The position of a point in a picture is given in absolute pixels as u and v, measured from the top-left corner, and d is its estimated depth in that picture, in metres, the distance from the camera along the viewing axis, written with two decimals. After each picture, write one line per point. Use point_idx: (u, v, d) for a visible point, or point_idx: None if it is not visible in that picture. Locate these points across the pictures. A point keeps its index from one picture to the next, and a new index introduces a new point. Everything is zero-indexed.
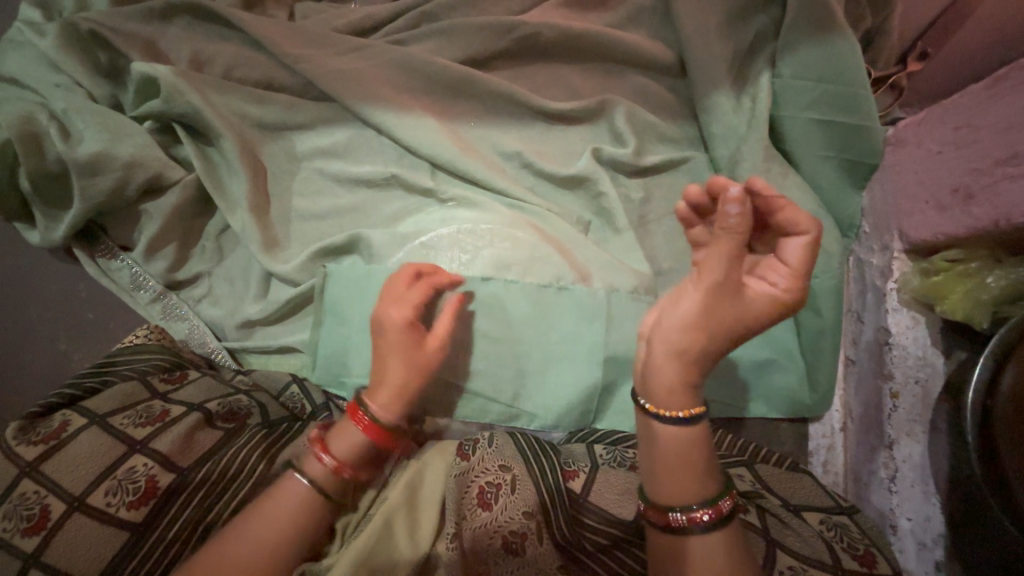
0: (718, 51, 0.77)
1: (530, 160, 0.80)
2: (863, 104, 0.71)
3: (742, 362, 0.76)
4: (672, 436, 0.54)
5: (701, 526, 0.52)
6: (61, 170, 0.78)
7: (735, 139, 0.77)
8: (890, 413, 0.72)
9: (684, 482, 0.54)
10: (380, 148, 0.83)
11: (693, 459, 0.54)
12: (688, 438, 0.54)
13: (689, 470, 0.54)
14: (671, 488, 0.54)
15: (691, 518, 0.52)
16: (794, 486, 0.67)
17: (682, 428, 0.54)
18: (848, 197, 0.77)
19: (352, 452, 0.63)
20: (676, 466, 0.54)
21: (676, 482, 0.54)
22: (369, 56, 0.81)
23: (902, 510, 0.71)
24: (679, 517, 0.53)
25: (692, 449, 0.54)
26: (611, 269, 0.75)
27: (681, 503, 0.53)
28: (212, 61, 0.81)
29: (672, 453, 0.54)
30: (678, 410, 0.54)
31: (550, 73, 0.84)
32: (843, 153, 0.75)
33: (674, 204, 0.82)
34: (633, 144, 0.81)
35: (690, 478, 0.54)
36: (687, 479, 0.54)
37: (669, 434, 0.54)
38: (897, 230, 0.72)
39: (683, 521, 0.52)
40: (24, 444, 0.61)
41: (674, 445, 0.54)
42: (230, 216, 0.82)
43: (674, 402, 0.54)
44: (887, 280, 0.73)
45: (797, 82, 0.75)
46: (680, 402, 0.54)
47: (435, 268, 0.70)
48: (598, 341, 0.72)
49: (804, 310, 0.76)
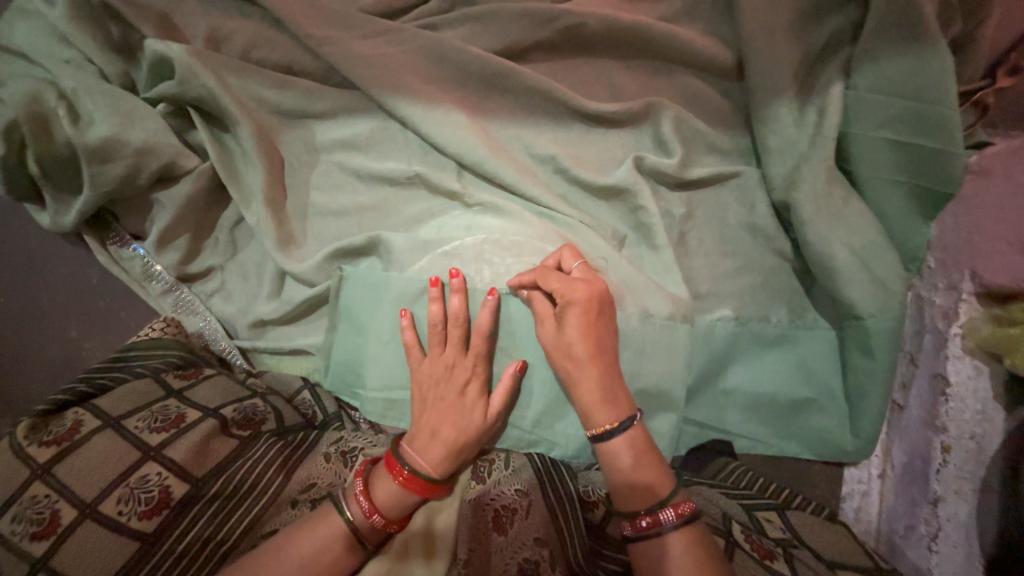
0: (784, 56, 0.68)
1: (565, 166, 0.74)
2: (945, 126, 0.64)
3: (774, 396, 0.73)
4: (617, 447, 0.59)
5: (666, 528, 0.55)
6: (71, 153, 0.75)
7: (793, 155, 0.70)
8: (938, 467, 0.67)
9: (640, 489, 0.58)
10: (404, 143, 0.77)
11: (644, 466, 0.59)
12: (629, 445, 0.59)
13: (642, 477, 0.58)
14: (629, 496, 0.58)
15: (653, 523, 0.56)
16: (827, 539, 0.63)
17: (624, 436, 0.59)
18: (915, 227, 0.70)
19: (393, 503, 0.60)
20: (628, 475, 0.59)
21: (633, 490, 0.58)
22: (399, 41, 0.74)
23: (940, 570, 0.65)
24: (642, 522, 0.57)
25: (641, 456, 0.59)
26: (645, 291, 0.69)
27: (640, 509, 0.57)
28: (229, 40, 0.75)
29: (620, 462, 0.59)
30: (610, 423, 0.60)
31: (593, 69, 0.77)
32: (917, 179, 0.67)
33: (717, 222, 0.76)
34: (679, 155, 0.74)
35: (646, 485, 0.58)
36: (641, 486, 0.58)
37: (610, 446, 0.60)
38: (970, 271, 0.65)
39: (646, 526, 0.56)
40: (36, 445, 0.59)
41: (620, 454, 0.59)
42: (246, 209, 0.79)
43: (602, 415, 0.60)
44: (951, 324, 0.67)
45: (873, 97, 0.67)
46: (606, 415, 0.60)
47: (464, 289, 0.66)
48: (625, 369, 0.68)
49: (857, 351, 0.70)
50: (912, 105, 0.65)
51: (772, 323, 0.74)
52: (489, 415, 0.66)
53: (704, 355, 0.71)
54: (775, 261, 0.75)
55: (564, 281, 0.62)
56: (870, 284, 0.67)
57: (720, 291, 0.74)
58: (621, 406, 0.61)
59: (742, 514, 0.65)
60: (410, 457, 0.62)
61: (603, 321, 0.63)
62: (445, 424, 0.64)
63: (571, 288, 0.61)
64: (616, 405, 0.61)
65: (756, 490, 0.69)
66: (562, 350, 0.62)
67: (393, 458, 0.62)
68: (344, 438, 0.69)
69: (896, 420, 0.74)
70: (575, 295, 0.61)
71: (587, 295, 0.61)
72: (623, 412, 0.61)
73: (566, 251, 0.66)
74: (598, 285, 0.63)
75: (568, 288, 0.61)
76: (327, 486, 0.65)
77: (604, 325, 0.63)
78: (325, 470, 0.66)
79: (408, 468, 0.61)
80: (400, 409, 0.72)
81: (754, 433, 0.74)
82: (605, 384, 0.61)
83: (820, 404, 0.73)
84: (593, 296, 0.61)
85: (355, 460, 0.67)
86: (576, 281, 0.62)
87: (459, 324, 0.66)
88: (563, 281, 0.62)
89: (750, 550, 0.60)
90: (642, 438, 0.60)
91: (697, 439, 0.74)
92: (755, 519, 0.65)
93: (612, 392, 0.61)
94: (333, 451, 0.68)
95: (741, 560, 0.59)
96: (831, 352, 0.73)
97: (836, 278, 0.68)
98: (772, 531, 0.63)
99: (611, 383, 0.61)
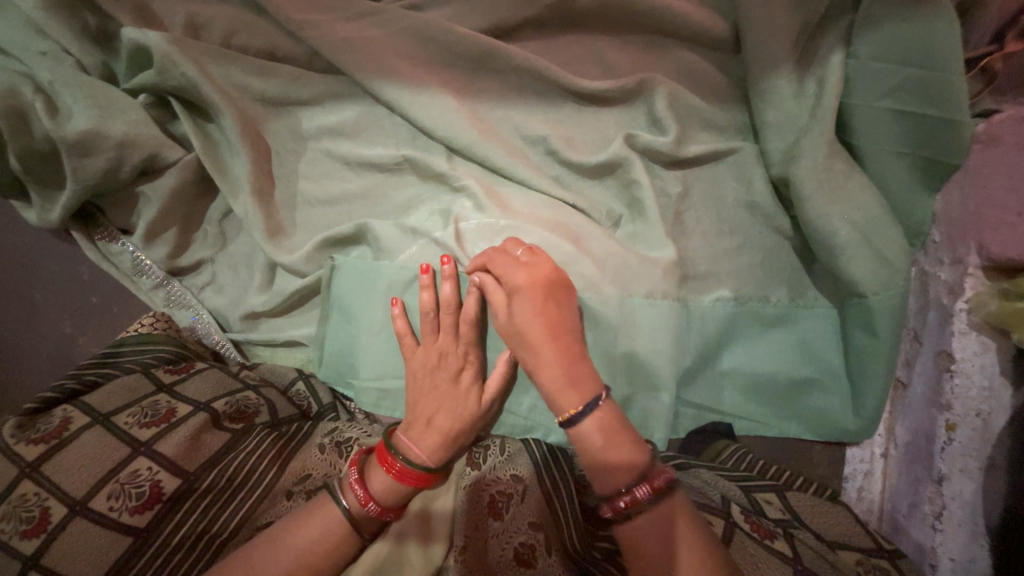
0: (782, 25, 0.66)
1: (556, 147, 0.72)
2: (952, 94, 0.61)
3: (773, 377, 0.72)
4: (584, 430, 0.57)
5: (644, 504, 0.54)
6: (51, 147, 0.74)
7: (792, 130, 0.67)
8: (942, 446, 0.65)
9: (614, 473, 0.56)
10: (391, 128, 0.75)
11: (614, 448, 0.57)
12: (598, 427, 0.57)
13: (615, 458, 0.56)
14: (604, 479, 0.56)
15: (631, 502, 0.54)
16: (826, 519, 0.62)
17: (591, 418, 0.57)
18: (917, 200, 0.68)
19: (388, 497, 0.59)
20: (599, 458, 0.57)
21: (608, 474, 0.56)
22: (384, 22, 0.71)
23: (944, 550, 0.64)
24: (620, 503, 0.55)
25: (612, 438, 0.57)
26: (640, 273, 0.68)
27: (617, 490, 0.55)
28: (209, 27, 0.73)
29: (591, 446, 0.57)
30: (573, 407, 0.57)
31: (583, 46, 0.74)
32: (920, 151, 0.65)
33: (714, 200, 0.74)
34: (675, 132, 0.71)
35: (620, 467, 0.56)
36: (615, 468, 0.56)
37: (578, 429, 0.58)
38: (975, 243, 0.63)
39: (625, 506, 0.55)
40: (24, 443, 0.59)
41: (590, 437, 0.57)
42: (233, 200, 0.77)
43: (566, 399, 0.58)
44: (956, 299, 0.65)
45: (875, 65, 0.64)
46: (570, 401, 0.58)
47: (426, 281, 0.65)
48: (623, 355, 0.67)
49: (858, 329, 0.69)
50: (916, 73, 0.62)
51: (771, 303, 0.72)
52: (484, 401, 0.65)
53: (701, 336, 0.70)
54: (775, 239, 0.74)
55: (507, 269, 0.61)
56: (873, 260, 0.65)
57: (718, 271, 0.72)
58: (586, 389, 0.58)
59: (740, 496, 0.63)
60: (404, 447, 0.61)
61: (558, 303, 0.61)
62: (441, 413, 0.63)
63: (513, 275, 0.61)
64: (580, 388, 0.58)
65: (754, 471, 0.68)
66: (518, 338, 0.60)
67: (386, 450, 0.61)
68: (339, 429, 0.69)
69: (900, 398, 0.73)
70: (517, 280, 0.60)
71: (530, 282, 0.60)
72: (589, 394, 0.58)
73: (510, 241, 0.64)
74: (547, 266, 0.61)
75: (510, 275, 0.61)
76: (323, 476, 0.65)
77: (561, 305, 0.61)
78: (319, 461, 0.66)
79: (401, 460, 0.60)
80: (393, 399, 0.72)
81: (752, 414, 0.73)
82: (565, 369, 0.59)
83: (820, 384, 0.72)
84: (538, 280, 0.60)
85: (349, 450, 0.67)
86: (519, 267, 0.61)
87: (450, 310, 0.65)
88: (507, 269, 0.61)
89: (749, 530, 0.58)
90: (612, 418, 0.57)
91: (695, 420, 0.74)
92: (753, 499, 0.63)
93: (575, 374, 0.58)
94: (327, 442, 0.67)
95: (740, 542, 0.57)
96: (831, 331, 0.72)
97: (836, 255, 0.66)
98: (772, 513, 0.62)
99: (573, 366, 0.59)
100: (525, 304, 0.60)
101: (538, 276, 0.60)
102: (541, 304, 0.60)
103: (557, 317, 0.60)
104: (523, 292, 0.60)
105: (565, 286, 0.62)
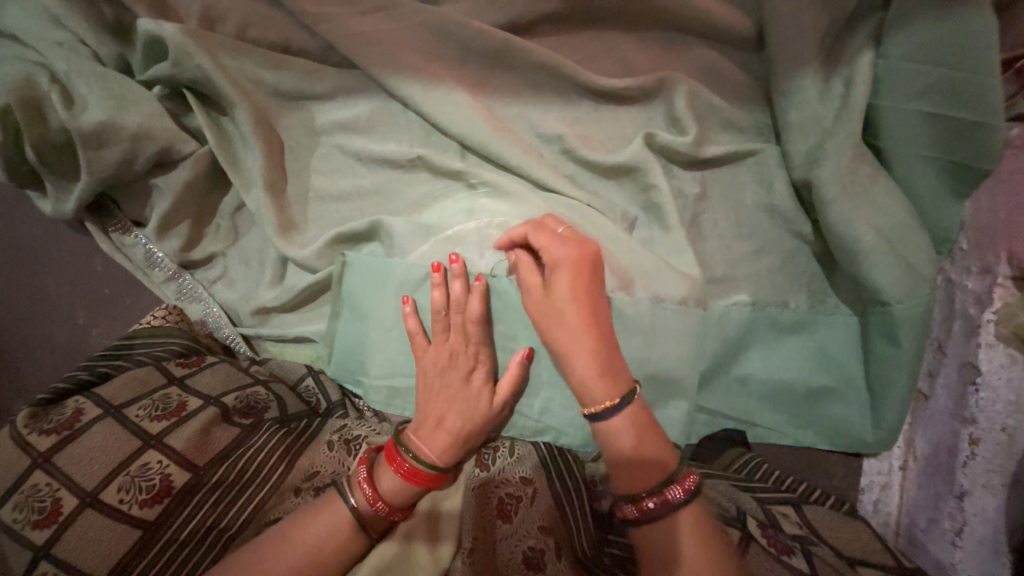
0: (808, 22, 0.64)
1: (572, 147, 0.71)
2: (988, 97, 0.59)
3: (790, 385, 0.70)
4: (617, 426, 0.56)
5: (672, 507, 0.53)
6: (66, 139, 0.74)
7: (816, 132, 0.65)
8: (965, 459, 0.64)
9: (644, 470, 0.55)
10: (404, 123, 0.75)
11: (644, 445, 0.56)
12: (631, 422, 0.56)
13: (643, 457, 0.55)
14: (630, 477, 0.56)
15: (661, 503, 0.53)
16: (846, 535, 0.60)
17: (625, 414, 0.56)
18: (945, 206, 0.65)
19: (396, 494, 0.59)
20: (629, 455, 0.56)
21: (636, 472, 0.55)
22: (400, 16, 0.70)
23: (962, 567, 0.63)
24: (647, 504, 0.54)
25: (642, 435, 0.56)
26: (655, 275, 0.67)
27: (645, 490, 0.54)
28: (224, 19, 0.72)
29: (623, 441, 0.56)
30: (609, 399, 0.56)
31: (602, 43, 0.73)
32: (950, 155, 0.63)
33: (732, 202, 0.72)
34: (694, 132, 0.70)
35: (647, 466, 0.55)
36: (643, 467, 0.55)
37: (609, 425, 0.57)
38: (1007, 253, 0.61)
39: (653, 508, 0.53)
40: (36, 433, 0.59)
41: (620, 433, 0.56)
42: (245, 193, 0.77)
43: (602, 390, 0.57)
44: (984, 309, 0.63)
45: (905, 66, 0.62)
46: (606, 391, 0.57)
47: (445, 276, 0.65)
48: (636, 359, 0.66)
49: (879, 338, 0.67)
50: (951, 75, 0.60)
51: (790, 309, 0.70)
52: (495, 401, 0.64)
53: (717, 341, 0.68)
54: (794, 243, 0.72)
55: (546, 251, 0.61)
56: (898, 267, 0.63)
57: (736, 275, 0.70)
58: (622, 380, 0.57)
59: (756, 508, 0.62)
60: (415, 446, 0.60)
61: (593, 287, 0.60)
62: (451, 411, 0.62)
63: (553, 258, 0.60)
64: (615, 377, 0.57)
65: (771, 483, 0.68)
66: (552, 325, 0.60)
67: (396, 448, 0.61)
68: (347, 426, 0.69)
69: (921, 409, 0.71)
70: (561, 256, 0.59)
71: (566, 261, 0.59)
72: (625, 385, 0.57)
73: (548, 217, 0.64)
74: (588, 246, 0.61)
75: (550, 259, 0.60)
76: (330, 475, 0.64)
77: (595, 287, 0.60)
78: (327, 458, 0.66)
79: (411, 459, 0.59)
80: (403, 398, 0.71)
81: (767, 421, 0.72)
82: (601, 355, 0.58)
83: (839, 394, 0.70)
84: (582, 259, 0.60)
85: (358, 448, 0.66)
86: (559, 251, 0.61)
87: (460, 310, 0.64)
88: (545, 246, 0.60)
89: (766, 544, 0.56)
90: (642, 417, 0.57)
91: (708, 426, 0.72)
92: (769, 511, 0.62)
93: (611, 364, 0.58)
94: (336, 439, 0.67)
95: (756, 554, 0.55)
96: (851, 339, 0.70)
97: (860, 262, 0.64)
98: (788, 525, 0.61)
99: (609, 354, 0.58)
100: (564, 288, 0.59)
101: (567, 259, 0.60)
102: (577, 290, 0.59)
103: (593, 303, 0.60)
104: (561, 276, 0.59)
105: (599, 269, 0.62)
